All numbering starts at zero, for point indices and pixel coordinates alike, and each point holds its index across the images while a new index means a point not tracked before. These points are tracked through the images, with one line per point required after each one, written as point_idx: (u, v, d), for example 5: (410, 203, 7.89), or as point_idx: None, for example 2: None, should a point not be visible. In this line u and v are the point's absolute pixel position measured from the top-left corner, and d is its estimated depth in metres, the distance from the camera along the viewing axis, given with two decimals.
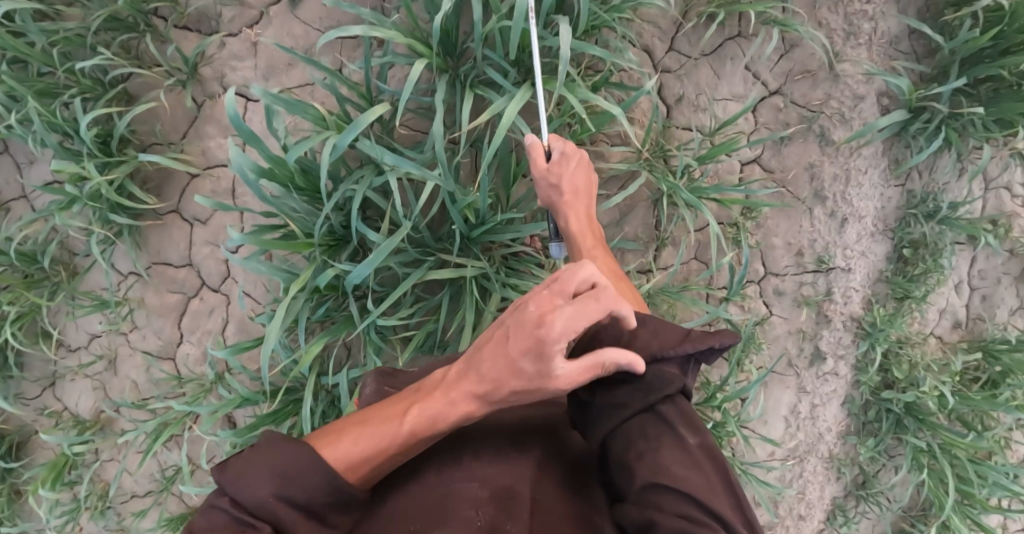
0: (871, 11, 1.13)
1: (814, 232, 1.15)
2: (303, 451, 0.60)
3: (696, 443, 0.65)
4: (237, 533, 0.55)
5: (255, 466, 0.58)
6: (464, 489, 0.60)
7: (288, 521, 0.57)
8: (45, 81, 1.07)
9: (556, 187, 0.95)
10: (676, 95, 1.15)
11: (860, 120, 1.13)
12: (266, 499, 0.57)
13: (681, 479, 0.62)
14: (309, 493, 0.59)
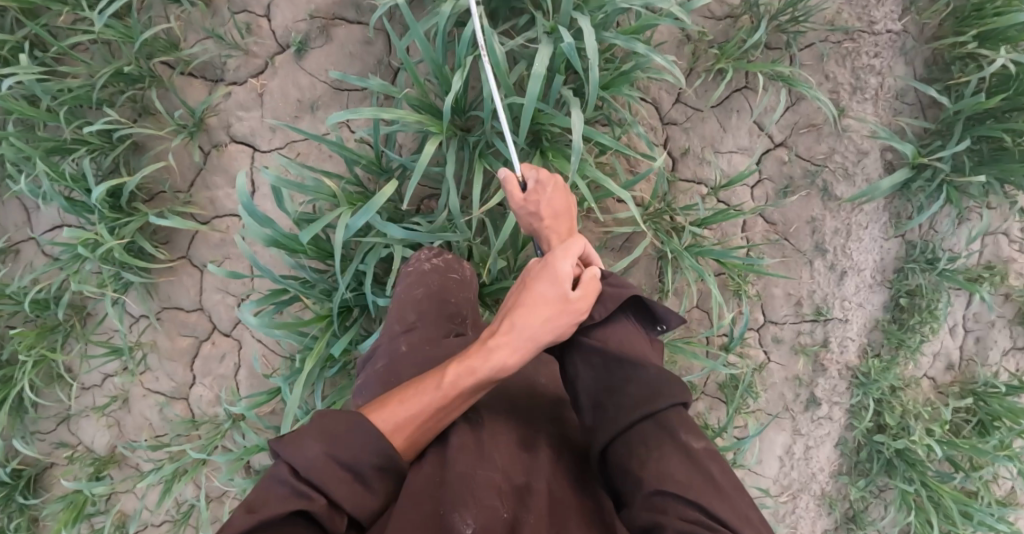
0: (878, 66, 1.14)
1: (813, 284, 1.18)
2: (346, 424, 0.64)
3: (700, 448, 0.67)
4: (297, 500, 0.57)
5: (306, 437, 0.61)
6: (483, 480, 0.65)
7: (333, 482, 0.60)
8: (53, 139, 1.07)
9: (534, 217, 0.85)
10: (681, 148, 1.16)
11: (863, 175, 1.14)
12: (319, 466, 0.60)
13: (684, 483, 0.63)
14: (355, 460, 0.62)
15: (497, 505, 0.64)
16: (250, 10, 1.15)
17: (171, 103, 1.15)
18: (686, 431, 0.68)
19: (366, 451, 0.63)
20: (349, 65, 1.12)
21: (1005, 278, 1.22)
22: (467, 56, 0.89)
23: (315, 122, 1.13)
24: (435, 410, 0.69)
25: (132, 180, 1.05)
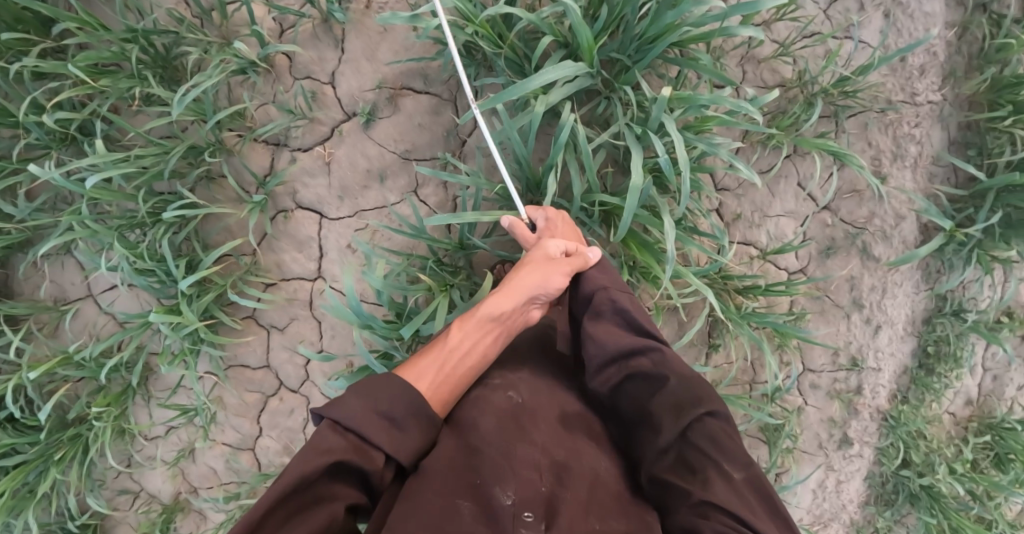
0: (918, 135, 1.22)
1: (850, 335, 1.26)
2: (374, 384, 0.79)
3: (740, 477, 0.75)
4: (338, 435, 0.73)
5: (340, 401, 0.76)
6: (526, 456, 0.75)
7: (371, 428, 0.75)
8: (126, 216, 1.09)
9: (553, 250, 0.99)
10: (733, 213, 1.22)
11: (900, 237, 1.23)
12: (357, 417, 0.75)
13: (728, 503, 0.72)
14: (389, 413, 0.77)
15: (536, 480, 0.72)
16: (314, 77, 1.16)
17: (239, 170, 1.17)
18: (727, 457, 0.75)
19: (408, 409, 0.78)
20: (418, 135, 1.15)
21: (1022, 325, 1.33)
22: (560, 155, 0.97)
23: (385, 192, 1.16)
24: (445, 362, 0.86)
25: (211, 260, 1.10)
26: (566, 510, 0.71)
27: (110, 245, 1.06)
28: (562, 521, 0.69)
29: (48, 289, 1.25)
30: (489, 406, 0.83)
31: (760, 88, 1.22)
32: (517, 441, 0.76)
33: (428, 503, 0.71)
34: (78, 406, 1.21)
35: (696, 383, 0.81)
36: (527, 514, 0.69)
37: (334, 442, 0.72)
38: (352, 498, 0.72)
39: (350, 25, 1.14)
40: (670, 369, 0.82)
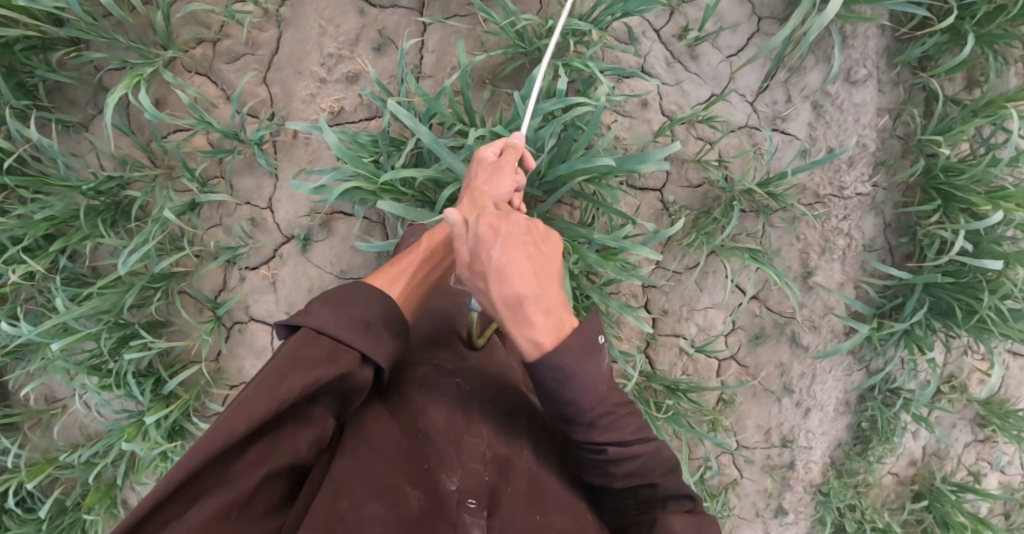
0: (845, 227, 1.22)
1: (781, 417, 1.30)
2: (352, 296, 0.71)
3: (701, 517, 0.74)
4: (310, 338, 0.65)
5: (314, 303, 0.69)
6: (473, 449, 0.71)
7: (346, 333, 0.67)
8: (93, 354, 1.18)
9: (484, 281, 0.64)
10: (661, 308, 1.27)
11: (828, 326, 1.25)
12: (336, 325, 0.67)
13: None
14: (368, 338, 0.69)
15: (482, 470, 0.69)
16: (253, 203, 1.23)
17: (194, 289, 1.24)
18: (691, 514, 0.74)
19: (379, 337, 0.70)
20: (354, 256, 1.23)
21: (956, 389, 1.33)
22: None
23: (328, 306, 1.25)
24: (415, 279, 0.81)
25: (173, 385, 1.19)
26: (509, 502, 0.67)
27: (83, 382, 1.18)
28: (505, 511, 0.66)
29: (38, 390, 1.35)
30: (436, 393, 0.77)
31: (685, 187, 1.23)
32: (466, 431, 0.73)
33: (374, 472, 0.65)
34: (73, 498, 1.32)
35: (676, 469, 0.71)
36: (472, 501, 0.66)
37: (317, 353, 0.64)
38: (316, 422, 0.65)
39: (282, 155, 1.21)
40: (654, 462, 0.69)
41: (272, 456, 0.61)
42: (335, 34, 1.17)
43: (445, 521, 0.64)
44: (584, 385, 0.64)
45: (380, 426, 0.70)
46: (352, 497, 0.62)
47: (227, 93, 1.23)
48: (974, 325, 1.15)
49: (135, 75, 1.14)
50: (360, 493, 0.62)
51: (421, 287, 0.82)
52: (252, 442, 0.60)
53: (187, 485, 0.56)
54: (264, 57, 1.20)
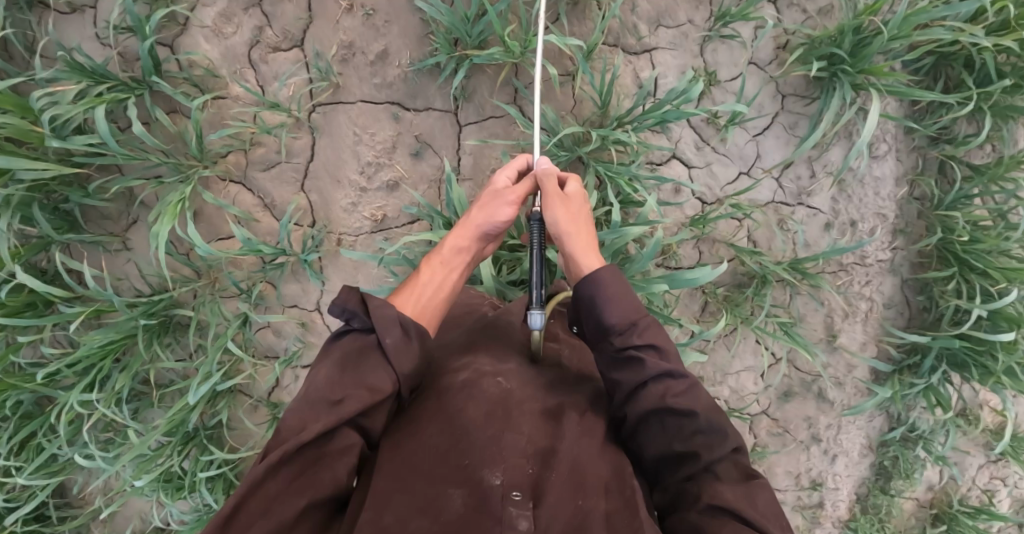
0: (867, 291, 1.29)
1: (810, 463, 1.39)
2: (373, 309, 0.82)
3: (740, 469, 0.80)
4: (350, 362, 0.80)
5: (348, 302, 0.82)
6: (511, 443, 0.73)
7: (365, 372, 0.78)
8: (165, 469, 1.22)
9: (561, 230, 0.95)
10: (696, 375, 1.34)
11: (852, 382, 1.33)
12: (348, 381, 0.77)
13: (729, 500, 0.75)
14: (390, 361, 0.80)
15: (522, 465, 0.71)
16: (302, 306, 1.26)
17: (253, 392, 1.27)
18: (730, 475, 0.78)
19: (401, 353, 0.80)
20: None
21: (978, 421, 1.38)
22: None
23: None
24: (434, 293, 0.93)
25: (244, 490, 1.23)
26: (551, 492, 0.70)
27: (156, 494, 1.22)
28: (550, 500, 0.69)
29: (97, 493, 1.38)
30: (476, 392, 0.79)
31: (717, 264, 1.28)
32: (502, 429, 0.74)
33: (418, 487, 0.70)
34: None
35: (720, 423, 0.79)
36: (517, 494, 0.68)
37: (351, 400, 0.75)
38: (350, 452, 0.74)
39: (327, 263, 1.24)
40: (696, 401, 0.79)
41: (308, 487, 0.71)
42: (371, 143, 1.18)
43: (491, 516, 0.67)
44: (622, 305, 0.85)
45: (419, 438, 0.75)
46: (395, 512, 0.68)
47: (266, 202, 1.23)
48: (990, 385, 1.23)
49: (176, 204, 1.14)
50: (403, 510, 0.68)
51: (446, 288, 0.95)
52: (285, 471, 0.70)
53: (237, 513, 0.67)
54: (300, 166, 1.21)
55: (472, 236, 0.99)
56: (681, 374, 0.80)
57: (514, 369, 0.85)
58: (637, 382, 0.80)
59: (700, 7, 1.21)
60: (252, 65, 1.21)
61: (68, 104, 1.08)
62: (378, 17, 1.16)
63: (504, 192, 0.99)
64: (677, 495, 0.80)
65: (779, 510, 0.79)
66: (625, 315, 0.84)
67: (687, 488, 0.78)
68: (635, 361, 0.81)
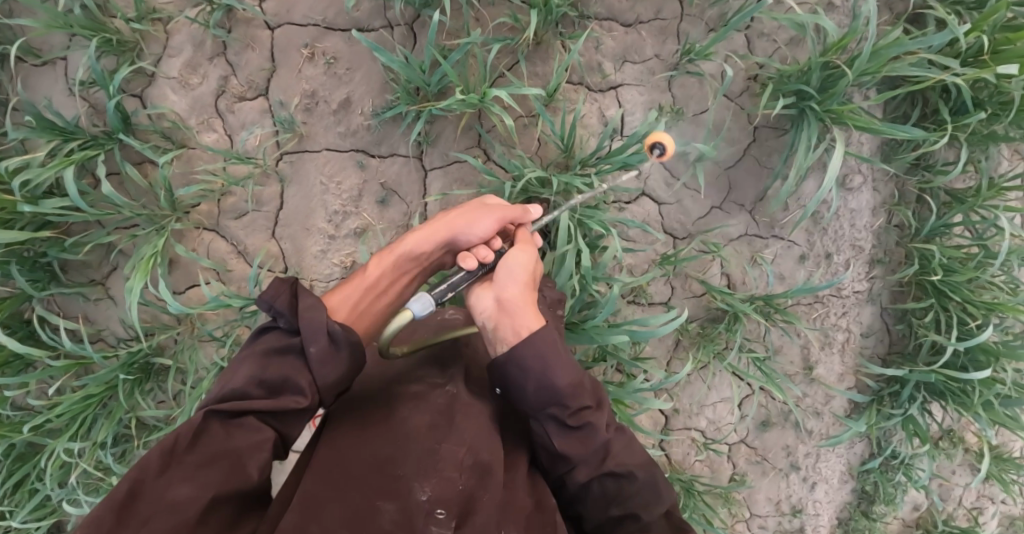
0: (843, 322, 1.28)
1: (790, 491, 1.38)
2: (307, 313, 0.84)
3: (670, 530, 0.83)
4: (281, 354, 0.82)
5: (278, 297, 0.84)
6: (446, 458, 0.76)
7: (291, 375, 0.81)
8: None
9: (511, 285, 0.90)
10: (672, 407, 1.33)
11: (829, 412, 1.33)
12: (282, 375, 0.80)
13: None
14: (315, 371, 0.82)
15: (455, 479, 0.74)
16: None
17: None
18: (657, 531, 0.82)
19: (324, 362, 0.83)
20: None
21: (962, 444, 1.36)
22: None
23: None
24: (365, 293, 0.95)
25: None
26: (477, 511, 0.73)
27: None
28: (476, 519, 0.72)
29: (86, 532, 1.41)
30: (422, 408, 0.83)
31: (690, 298, 1.27)
32: (442, 440, 0.78)
33: (351, 497, 0.72)
34: None
35: (654, 480, 0.84)
36: (441, 512, 0.71)
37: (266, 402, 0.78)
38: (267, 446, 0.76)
39: None
40: (634, 461, 0.83)
41: (215, 473, 0.71)
42: (338, 192, 1.19)
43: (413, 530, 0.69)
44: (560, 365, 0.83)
45: (357, 447, 0.78)
46: (327, 518, 0.69)
47: (238, 249, 1.25)
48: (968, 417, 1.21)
49: (149, 259, 1.17)
50: (335, 514, 0.69)
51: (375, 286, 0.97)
52: (187, 453, 0.72)
53: (134, 497, 0.67)
54: (270, 213, 1.22)
55: (435, 242, 0.98)
56: (622, 432, 0.86)
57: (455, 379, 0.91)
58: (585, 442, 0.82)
59: (666, 41, 1.20)
60: (219, 114, 1.22)
61: (39, 168, 1.11)
62: (339, 65, 1.16)
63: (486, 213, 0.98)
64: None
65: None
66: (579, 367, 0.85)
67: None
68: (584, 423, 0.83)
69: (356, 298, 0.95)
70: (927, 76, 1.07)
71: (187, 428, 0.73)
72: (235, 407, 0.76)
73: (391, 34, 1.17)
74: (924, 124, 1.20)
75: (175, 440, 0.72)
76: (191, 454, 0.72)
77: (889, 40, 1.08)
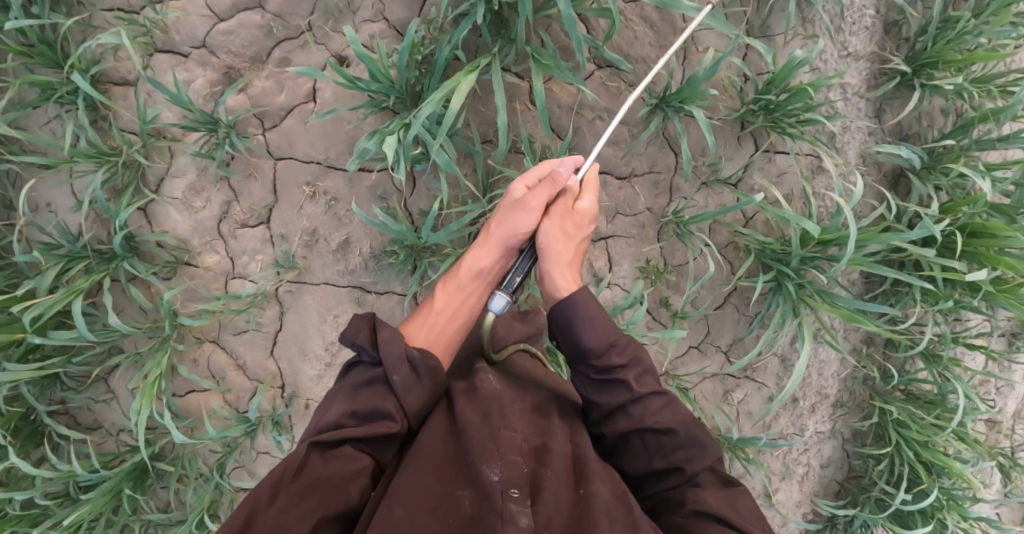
0: (804, 457, 1.37)
1: None
2: (382, 343, 0.83)
3: (728, 487, 0.81)
4: (364, 386, 0.82)
5: (359, 333, 0.84)
6: (511, 439, 0.74)
7: (375, 399, 0.80)
8: None
9: (553, 254, 0.95)
10: None
11: (786, 532, 1.42)
12: (362, 403, 0.79)
13: (718, 509, 0.76)
14: (399, 400, 0.80)
15: (521, 461, 0.72)
16: (273, 455, 1.34)
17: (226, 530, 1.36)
18: (711, 487, 0.80)
19: (410, 390, 0.81)
20: None
21: None
22: None
23: None
24: (448, 326, 0.94)
25: None
26: (551, 488, 0.70)
27: None
28: (549, 496, 0.69)
29: None
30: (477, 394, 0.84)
31: None
32: (502, 424, 0.76)
33: (420, 485, 0.70)
34: None
35: (698, 436, 0.81)
36: (516, 491, 0.67)
37: (353, 422, 0.77)
38: (365, 473, 0.75)
39: (296, 420, 1.31)
40: (674, 418, 0.81)
41: (320, 500, 0.70)
42: (335, 324, 1.26)
43: (492, 513, 0.66)
44: (602, 323, 0.86)
45: (425, 438, 0.76)
46: (405, 507, 0.67)
47: (238, 363, 1.30)
48: None
49: (153, 380, 1.22)
50: (413, 505, 0.67)
51: (453, 314, 0.96)
52: (290, 480, 0.71)
53: (247, 528, 0.66)
54: (270, 334, 1.28)
55: (494, 253, 0.99)
56: (662, 392, 0.83)
57: (506, 370, 0.91)
58: (616, 403, 0.82)
59: (658, 194, 1.24)
60: (221, 237, 1.26)
61: (48, 297, 1.15)
62: (340, 206, 1.20)
63: (524, 201, 0.98)
64: (658, 503, 0.82)
65: (759, 512, 0.80)
66: (604, 336, 0.84)
67: (671, 496, 0.80)
68: (614, 381, 0.82)
69: (433, 326, 0.93)
70: (901, 279, 1.14)
71: (291, 460, 0.73)
72: (334, 437, 0.75)
73: (390, 176, 1.19)
74: (899, 323, 1.26)
75: (281, 470, 0.71)
76: (295, 482, 0.71)
77: (861, 247, 1.16)
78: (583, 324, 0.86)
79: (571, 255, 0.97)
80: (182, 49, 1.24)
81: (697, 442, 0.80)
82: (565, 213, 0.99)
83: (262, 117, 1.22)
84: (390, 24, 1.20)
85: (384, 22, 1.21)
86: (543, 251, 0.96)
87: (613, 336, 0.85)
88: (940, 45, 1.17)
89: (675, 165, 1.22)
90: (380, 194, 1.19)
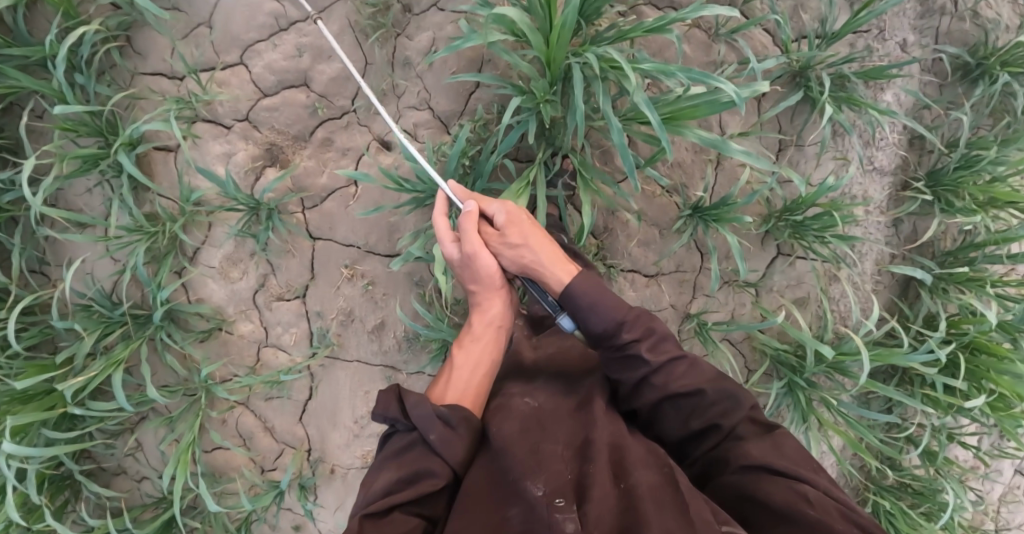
0: None
1: None
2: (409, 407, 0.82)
3: (766, 428, 0.85)
4: (403, 451, 0.80)
5: (387, 407, 0.83)
6: (550, 452, 0.78)
7: (415, 460, 0.78)
8: None
9: (522, 254, 1.00)
10: None
11: None
12: (404, 466, 0.78)
13: (762, 458, 0.80)
14: (441, 454, 0.79)
15: (563, 470, 0.76)
16: (295, 512, 1.39)
17: None
18: (752, 438, 0.83)
19: (449, 442, 0.80)
20: None
21: None
22: None
23: None
24: (474, 376, 0.94)
25: None
26: (595, 487, 0.73)
27: None
28: (595, 493, 0.72)
29: None
30: (509, 414, 0.86)
31: None
32: (540, 439, 0.80)
33: (474, 522, 0.73)
34: None
35: (727, 389, 0.85)
36: (561, 500, 0.71)
37: (398, 483, 0.76)
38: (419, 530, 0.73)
39: (320, 482, 1.36)
40: (700, 378, 0.84)
41: None
42: (365, 399, 1.31)
43: (541, 524, 0.70)
44: (604, 307, 0.90)
45: (470, 476, 0.79)
46: None
47: (266, 425, 1.34)
48: None
49: (188, 445, 1.25)
50: None
51: (482, 369, 0.95)
52: None
53: None
54: (299, 402, 1.33)
55: (497, 297, 1.03)
56: (681, 355, 0.87)
57: (540, 388, 0.94)
58: (639, 377, 0.85)
59: (682, 291, 1.29)
60: (256, 308, 1.28)
61: (87, 373, 1.17)
62: (377, 289, 1.25)
63: (469, 252, 1.00)
64: (708, 463, 0.85)
65: (805, 451, 0.84)
66: (611, 317, 0.89)
67: (718, 457, 0.83)
68: (632, 357, 0.86)
69: (464, 384, 0.93)
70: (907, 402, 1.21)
71: None
72: (380, 506, 0.72)
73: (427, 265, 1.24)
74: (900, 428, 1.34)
75: None
76: None
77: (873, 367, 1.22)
78: (588, 310, 0.91)
79: (546, 246, 1.01)
80: (224, 120, 1.24)
81: (728, 394, 0.84)
82: (500, 234, 1.01)
83: (303, 197, 1.24)
84: (435, 114, 1.22)
85: (429, 111, 1.22)
86: (521, 262, 1.00)
87: (620, 309, 0.90)
88: (964, 170, 1.22)
89: (700, 266, 1.28)
90: (417, 281, 1.25)
